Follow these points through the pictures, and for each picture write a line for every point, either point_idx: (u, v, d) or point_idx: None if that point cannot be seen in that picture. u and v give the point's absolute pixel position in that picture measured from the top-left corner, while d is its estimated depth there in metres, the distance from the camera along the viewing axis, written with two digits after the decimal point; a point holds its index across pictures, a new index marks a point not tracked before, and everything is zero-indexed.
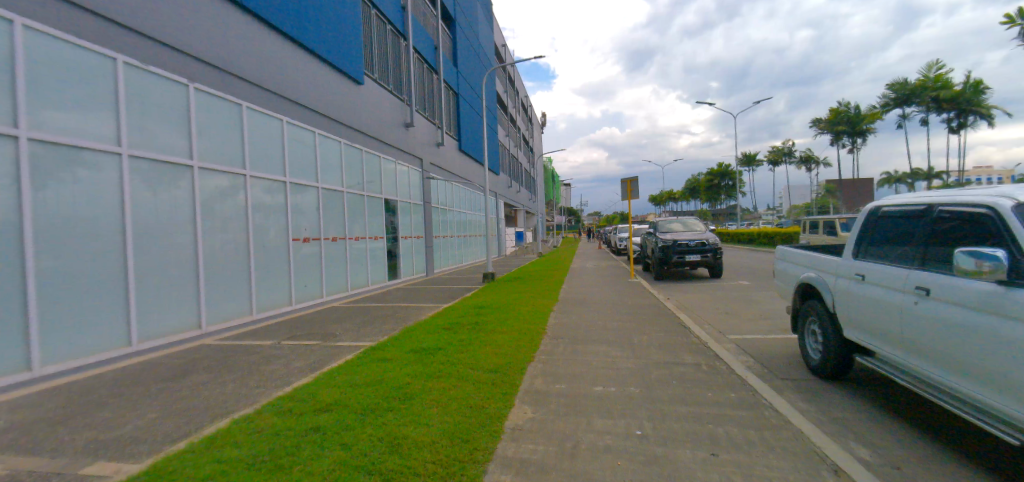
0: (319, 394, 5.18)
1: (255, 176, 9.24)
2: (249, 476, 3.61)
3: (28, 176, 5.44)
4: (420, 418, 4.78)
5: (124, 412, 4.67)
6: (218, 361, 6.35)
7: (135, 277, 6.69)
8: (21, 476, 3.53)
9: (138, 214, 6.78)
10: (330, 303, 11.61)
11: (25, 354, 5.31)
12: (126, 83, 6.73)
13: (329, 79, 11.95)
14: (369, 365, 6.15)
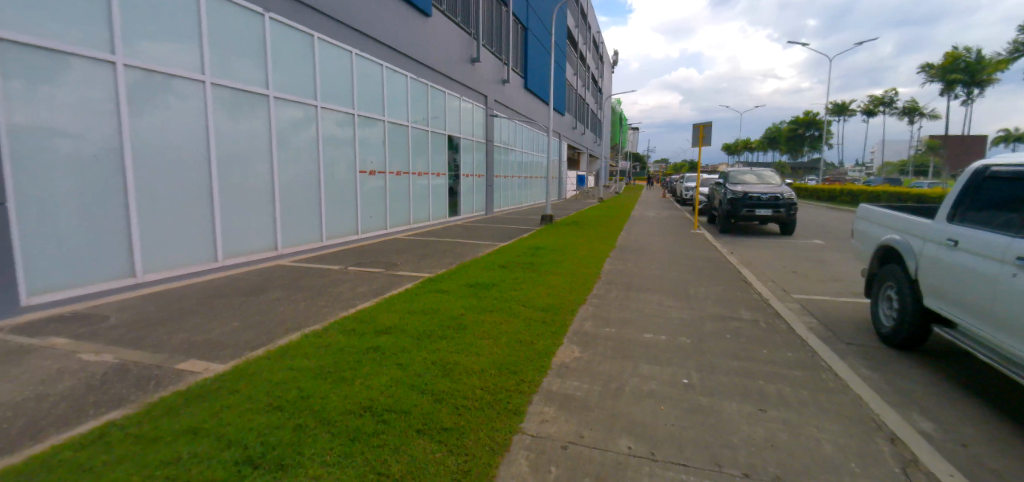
0: (379, 317, 5.54)
1: (326, 109, 9.46)
2: (315, 387, 4.05)
3: (126, 102, 5.85)
4: (471, 348, 5.01)
5: (213, 319, 5.23)
6: (292, 281, 6.89)
7: (219, 200, 7.24)
8: (131, 366, 4.12)
9: (219, 141, 7.20)
10: (393, 235, 12.12)
11: (129, 263, 6.02)
12: (207, 12, 6.91)
13: (397, 11, 11.66)
14: (426, 294, 6.44)
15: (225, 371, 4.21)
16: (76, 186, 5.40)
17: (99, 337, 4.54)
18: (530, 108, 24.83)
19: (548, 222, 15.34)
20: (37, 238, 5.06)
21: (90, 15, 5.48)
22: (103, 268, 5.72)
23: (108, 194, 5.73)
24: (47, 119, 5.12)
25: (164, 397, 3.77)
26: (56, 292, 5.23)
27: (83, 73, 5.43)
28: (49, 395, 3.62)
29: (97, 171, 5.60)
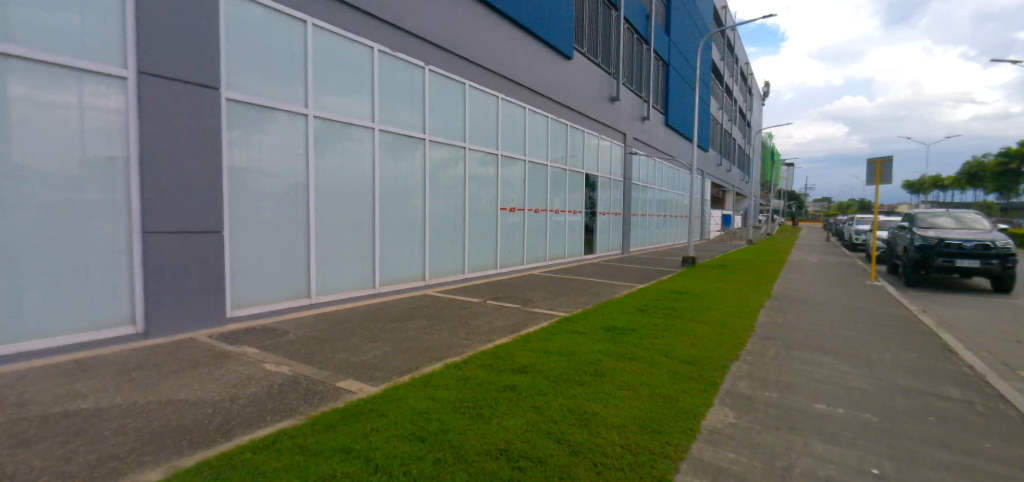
0: (515, 354, 5.47)
1: (474, 148, 10.12)
2: (454, 421, 4.01)
3: (312, 147, 6.73)
4: (609, 397, 4.62)
5: (369, 341, 5.60)
6: (435, 310, 7.22)
7: (379, 230, 7.96)
8: (301, 379, 4.54)
9: (383, 179, 7.98)
10: (531, 270, 12.38)
11: (305, 284, 6.79)
12: (379, 68, 7.81)
13: (541, 57, 12.21)
14: (561, 335, 6.23)
15: (376, 394, 4.42)
16: (273, 218, 6.26)
17: (281, 350, 5.09)
18: (671, 144, 24.00)
19: (690, 263, 14.39)
20: (242, 260, 5.93)
21: (293, 77, 6.45)
22: (286, 289, 6.50)
23: (297, 225, 6.57)
24: (258, 162, 6.06)
25: (325, 411, 4.05)
26: (250, 306, 6.04)
27: (286, 123, 6.38)
28: (240, 397, 4.13)
29: (289, 205, 6.46)
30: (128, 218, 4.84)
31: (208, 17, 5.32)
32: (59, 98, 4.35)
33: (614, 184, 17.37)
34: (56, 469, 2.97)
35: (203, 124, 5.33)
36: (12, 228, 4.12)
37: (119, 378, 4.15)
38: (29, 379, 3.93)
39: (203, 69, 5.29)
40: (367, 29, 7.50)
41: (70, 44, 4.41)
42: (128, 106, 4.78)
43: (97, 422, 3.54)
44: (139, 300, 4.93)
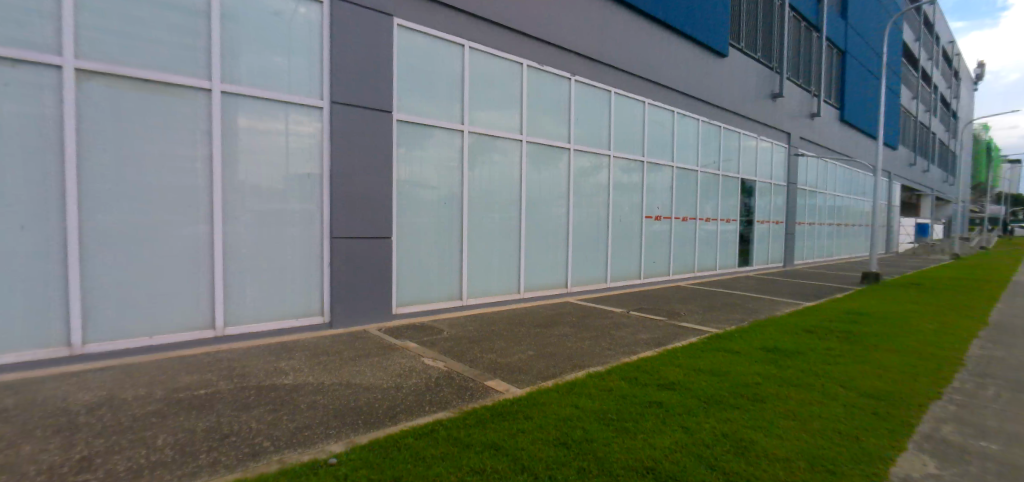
0: (662, 370, 5.25)
1: (618, 156, 9.01)
2: (598, 431, 3.89)
3: (467, 160, 6.73)
4: (770, 426, 4.08)
5: (515, 345, 5.73)
6: (580, 317, 6.99)
7: (526, 238, 7.61)
8: (454, 375, 4.88)
9: (530, 189, 7.59)
10: (678, 282, 10.66)
11: (457, 287, 6.83)
12: (528, 83, 7.47)
13: (695, 58, 10.61)
14: (712, 353, 5.80)
15: (521, 395, 4.56)
16: (431, 225, 6.47)
17: (437, 346, 5.49)
18: (847, 142, 20.26)
19: (875, 279, 12.34)
20: (405, 264, 6.26)
21: (448, 95, 6.52)
22: (442, 291, 6.67)
23: (451, 234, 6.68)
24: (419, 176, 6.30)
25: (475, 407, 4.28)
26: (412, 305, 6.36)
27: (443, 140, 6.51)
28: (403, 386, 4.56)
29: (446, 214, 6.60)
30: (320, 225, 5.59)
31: (383, 46, 5.78)
32: (273, 128, 5.23)
33: (775, 189, 14.72)
34: (268, 433, 3.61)
35: (378, 144, 5.83)
36: (240, 233, 5.09)
37: (312, 360, 4.88)
38: (250, 356, 4.81)
39: (376, 96, 5.78)
40: (519, 45, 7.25)
41: (282, 82, 5.27)
42: (322, 130, 5.54)
43: (296, 396, 4.22)
44: (327, 294, 5.66)
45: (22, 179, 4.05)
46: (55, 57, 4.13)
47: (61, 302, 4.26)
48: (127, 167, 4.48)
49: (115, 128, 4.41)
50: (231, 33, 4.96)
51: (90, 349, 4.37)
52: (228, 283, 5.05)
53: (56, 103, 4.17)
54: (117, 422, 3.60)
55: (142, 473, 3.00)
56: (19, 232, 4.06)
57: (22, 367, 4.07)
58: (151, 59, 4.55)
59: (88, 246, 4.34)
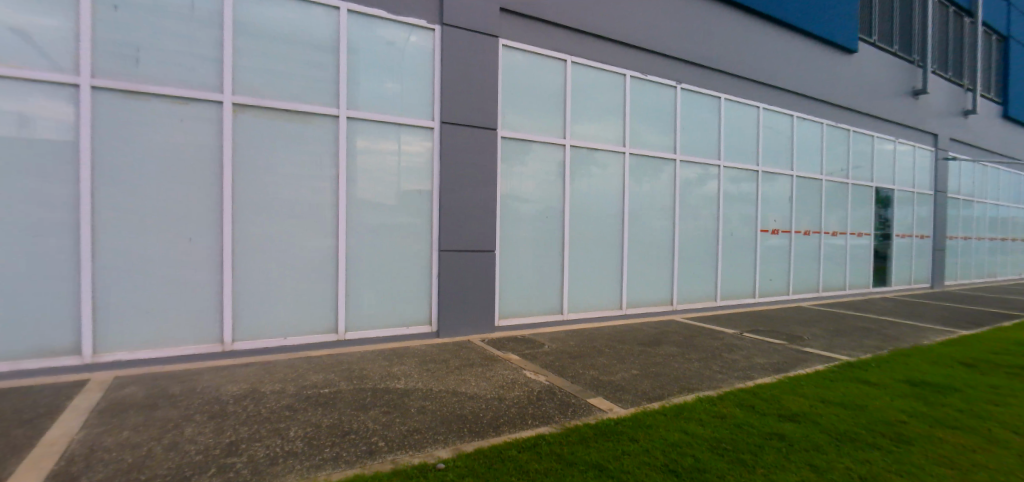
0: (784, 399, 4.72)
1: (729, 165, 8.44)
2: (711, 460, 3.53)
3: (568, 174, 6.74)
4: (925, 474, 3.40)
5: (617, 362, 5.52)
6: (688, 337, 6.57)
7: (629, 253, 7.37)
8: (556, 390, 4.80)
9: (632, 202, 7.36)
10: (798, 302, 9.65)
11: (558, 301, 6.79)
12: (631, 93, 7.32)
13: (817, 56, 9.67)
14: (842, 385, 5.10)
15: (626, 416, 4.32)
16: (533, 238, 6.54)
17: (538, 359, 5.45)
18: (1010, 142, 17.17)
19: None
20: (507, 277, 6.37)
21: (549, 110, 6.61)
22: (542, 305, 6.66)
23: (551, 248, 6.68)
24: (521, 190, 6.41)
25: (578, 423, 4.14)
26: (513, 317, 6.43)
27: (543, 154, 6.57)
28: (506, 398, 4.57)
29: (546, 228, 6.63)
30: (429, 238, 5.87)
31: (488, 64, 6.01)
32: (388, 147, 5.63)
33: (917, 198, 12.88)
34: (382, 434, 3.80)
35: (483, 159, 6.03)
36: (359, 245, 5.52)
37: (422, 366, 5.09)
38: (367, 359, 5.15)
39: (482, 114, 6.01)
40: (620, 55, 7.14)
41: (396, 105, 5.67)
42: (432, 148, 5.86)
43: (407, 399, 4.41)
44: (435, 304, 5.90)
45: (191, 199, 4.77)
46: (217, 94, 4.82)
47: (215, 304, 4.89)
48: (269, 186, 5.07)
49: (260, 153, 5.03)
50: (354, 63, 5.46)
51: (238, 346, 4.97)
52: (348, 291, 5.47)
53: (217, 133, 4.86)
54: (260, 412, 4.03)
55: (278, 461, 3.32)
56: (188, 243, 4.77)
57: (189, 359, 4.76)
58: (289, 90, 5.14)
59: (239, 256, 4.96)
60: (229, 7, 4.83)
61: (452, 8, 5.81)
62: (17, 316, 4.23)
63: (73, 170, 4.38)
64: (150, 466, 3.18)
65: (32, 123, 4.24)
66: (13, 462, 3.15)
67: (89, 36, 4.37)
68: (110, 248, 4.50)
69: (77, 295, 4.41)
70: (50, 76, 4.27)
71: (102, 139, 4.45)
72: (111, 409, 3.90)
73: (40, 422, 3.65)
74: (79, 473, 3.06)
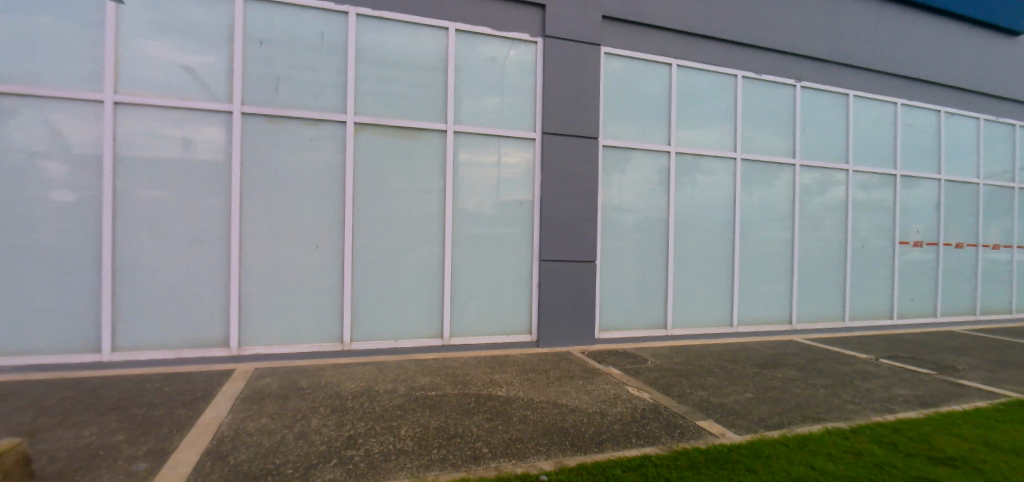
0: (935, 439, 4.00)
1: (859, 170, 7.60)
2: None
3: (673, 182, 6.49)
4: None
5: (729, 383, 5.12)
6: (814, 360, 5.94)
7: (741, 266, 6.87)
8: (660, 408, 4.52)
9: (743, 212, 6.88)
10: (947, 326, 8.35)
11: (662, 315, 6.51)
12: (743, 95, 6.90)
13: (971, 42, 8.40)
14: (1014, 428, 4.21)
15: (741, 442, 3.88)
16: (635, 249, 6.35)
17: (641, 375, 5.21)
18: None
19: None
20: (608, 288, 6.23)
21: (653, 118, 6.44)
22: (646, 318, 6.42)
23: (655, 260, 6.44)
24: (622, 200, 6.28)
25: (686, 446, 3.79)
26: (615, 331, 6.26)
27: (645, 162, 6.40)
28: (608, 412, 4.38)
29: (650, 238, 6.41)
30: (530, 248, 5.93)
31: (589, 74, 6.01)
32: (490, 160, 5.81)
33: None
34: (486, 440, 3.83)
35: (586, 169, 6.00)
36: (463, 254, 5.72)
37: (522, 375, 5.10)
38: (470, 365, 5.28)
39: (585, 123, 6.00)
40: (727, 57, 6.76)
41: (500, 119, 5.85)
42: (533, 159, 5.95)
43: (509, 408, 4.42)
44: (535, 313, 5.92)
45: (319, 210, 5.25)
46: (341, 115, 5.30)
47: (336, 308, 5.32)
48: (384, 198, 5.44)
49: (377, 168, 5.43)
50: (461, 80, 5.74)
51: (356, 346, 5.36)
52: (454, 299, 5.68)
53: (340, 150, 5.32)
54: (374, 409, 4.28)
55: (391, 457, 3.47)
56: (315, 251, 5.25)
57: (315, 356, 5.21)
58: (405, 109, 5.52)
59: (358, 263, 5.37)
60: (353, 36, 5.31)
61: (554, 21, 5.90)
62: (183, 312, 4.93)
63: (225, 186, 5.03)
64: (283, 452, 3.49)
65: (196, 147, 4.96)
66: (178, 438, 3.64)
67: (241, 70, 5.03)
68: (253, 254, 5.09)
69: (226, 295, 5.04)
70: (211, 106, 4.97)
71: (248, 159, 5.07)
72: (252, 397, 4.36)
73: (198, 404, 4.20)
74: (227, 452, 3.46)
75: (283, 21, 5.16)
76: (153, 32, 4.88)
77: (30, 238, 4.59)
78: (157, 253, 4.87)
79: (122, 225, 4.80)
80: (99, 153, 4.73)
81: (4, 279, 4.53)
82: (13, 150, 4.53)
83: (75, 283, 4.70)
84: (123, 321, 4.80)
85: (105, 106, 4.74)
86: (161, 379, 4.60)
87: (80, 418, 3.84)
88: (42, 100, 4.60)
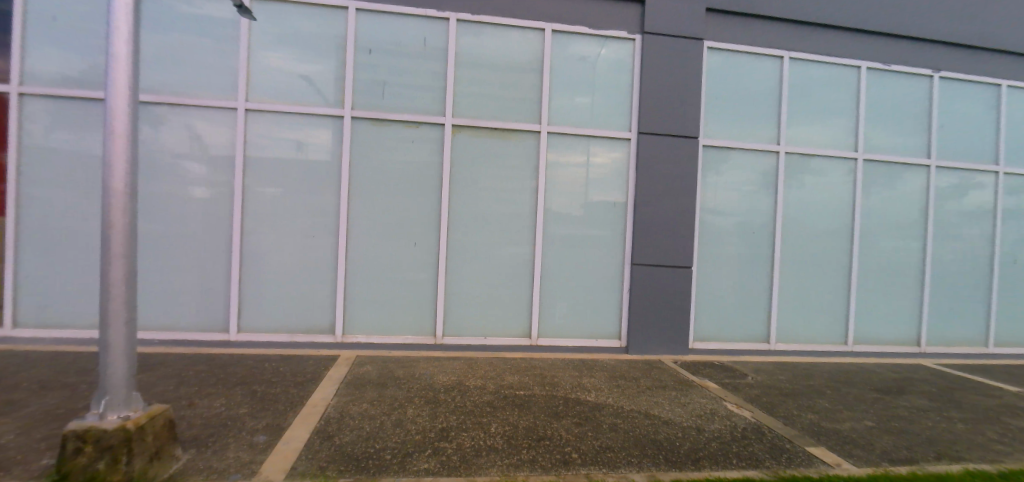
0: None
1: (1010, 172, 6.56)
2: None
3: (781, 185, 6.01)
4: None
5: (845, 408, 4.63)
6: (950, 390, 5.22)
7: (859, 278, 6.20)
8: (764, 429, 4.15)
9: (862, 218, 6.21)
10: None
11: (765, 328, 6.07)
12: (865, 89, 6.23)
13: None
14: None
15: (863, 476, 3.43)
16: (736, 256, 5.97)
17: (741, 391, 4.87)
18: None
19: None
20: (706, 296, 5.92)
21: (760, 115, 6.02)
22: (747, 330, 6.02)
23: (759, 268, 6.01)
24: (721, 203, 5.93)
25: (796, 474, 3.42)
26: (712, 342, 5.94)
27: (749, 163, 5.99)
28: (704, 429, 4.11)
29: (753, 244, 5.99)
30: (622, 251, 5.78)
31: (689, 70, 5.73)
32: (582, 160, 5.74)
33: None
34: (575, 445, 3.76)
35: (684, 169, 5.73)
36: (553, 255, 5.71)
37: (612, 382, 4.98)
38: (558, 367, 5.26)
39: (685, 121, 5.73)
40: (846, 48, 6.13)
41: (593, 119, 5.76)
42: (626, 160, 5.79)
43: (598, 414, 4.32)
44: (625, 319, 5.77)
45: (417, 208, 5.49)
46: (439, 117, 5.49)
47: (430, 302, 5.54)
48: (477, 198, 5.57)
49: (472, 168, 5.57)
50: (556, 79, 5.72)
51: (448, 341, 5.56)
52: (542, 299, 5.69)
53: (437, 151, 5.52)
54: (465, 404, 4.38)
55: (482, 453, 3.53)
56: (413, 247, 5.49)
57: (411, 347, 5.48)
58: (502, 110, 5.61)
59: (452, 260, 5.55)
60: (452, 41, 5.49)
61: (653, 16, 5.69)
62: (296, 300, 5.39)
63: (336, 185, 5.42)
64: (382, 437, 3.69)
65: (310, 149, 5.39)
66: (292, 415, 3.98)
67: (351, 77, 5.38)
68: (357, 249, 5.43)
69: (334, 286, 5.43)
70: (325, 110, 5.37)
71: (356, 160, 5.42)
72: (354, 382, 4.66)
73: (309, 385, 4.56)
74: (333, 432, 3.72)
75: (388, 29, 5.45)
76: (276, 45, 5.36)
77: (176, 230, 5.25)
78: (276, 245, 5.36)
79: (249, 219, 5.34)
80: (232, 155, 5.30)
81: (155, 264, 5.23)
82: (164, 152, 5.23)
83: (209, 271, 5.29)
84: (248, 305, 5.35)
85: (237, 112, 5.29)
86: (278, 360, 5.06)
87: (213, 389, 4.33)
88: (187, 109, 5.24)
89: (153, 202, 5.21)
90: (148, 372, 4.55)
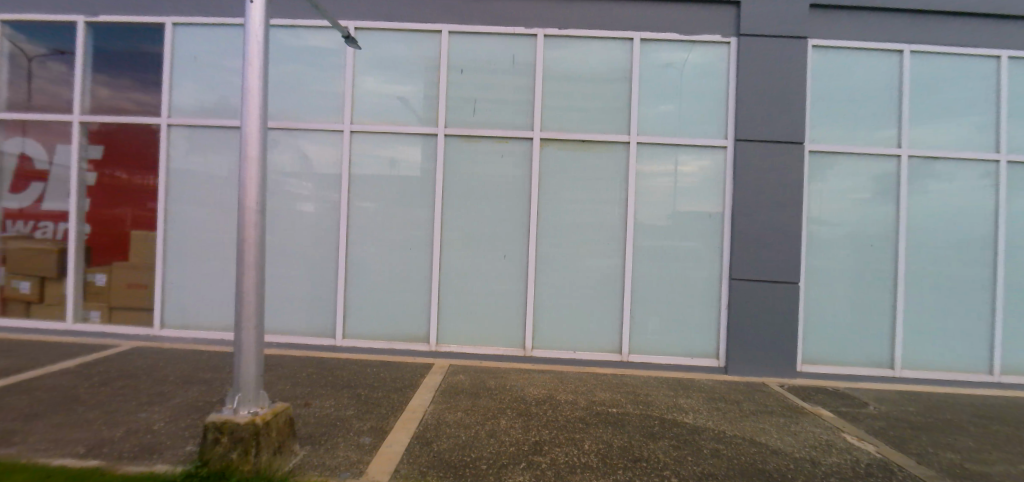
0: None
1: None
2: None
3: (904, 192, 5.43)
4: None
5: (993, 448, 4.04)
6: None
7: (1003, 297, 5.42)
8: (892, 466, 3.69)
9: (1007, 228, 5.43)
10: None
11: (886, 351, 5.50)
12: (1009, 80, 5.46)
13: None
14: None
15: None
16: (850, 271, 5.47)
17: (862, 421, 4.43)
18: None
19: None
20: (815, 314, 5.48)
21: (877, 116, 5.48)
22: (864, 354, 5.49)
23: (878, 284, 5.46)
24: (831, 213, 5.47)
25: None
26: (822, 365, 5.47)
27: (864, 168, 5.47)
28: (820, 462, 3.73)
29: (870, 258, 5.45)
30: (719, 265, 5.51)
31: (793, 71, 5.36)
32: (673, 170, 5.56)
33: None
34: (675, 469, 3.58)
35: (788, 178, 5.35)
36: (643, 268, 5.57)
37: (709, 404, 4.75)
38: (651, 386, 5.11)
39: (789, 126, 5.36)
40: (982, 36, 5.43)
41: (686, 127, 5.56)
42: (722, 169, 5.53)
43: (697, 438, 4.11)
44: (723, 337, 5.49)
45: (506, 221, 5.61)
46: (529, 131, 5.58)
47: (519, 314, 5.64)
48: (566, 211, 5.59)
49: (560, 181, 5.59)
50: (645, 88, 5.60)
51: (537, 353, 5.61)
52: (633, 314, 5.57)
53: (526, 165, 5.61)
54: (557, 418, 4.37)
55: (577, 470, 3.47)
56: (502, 260, 5.61)
57: (500, 358, 5.59)
58: (591, 122, 5.59)
59: (541, 273, 5.60)
60: (541, 56, 5.57)
61: (751, 17, 5.40)
62: (395, 310, 5.72)
63: (430, 199, 5.69)
64: (478, 447, 3.77)
65: (407, 166, 5.70)
66: (394, 419, 4.21)
67: (445, 96, 5.62)
68: (450, 261, 5.66)
69: (428, 296, 5.69)
70: (421, 129, 5.66)
71: (449, 176, 5.66)
72: (448, 391, 4.83)
73: (406, 392, 4.79)
74: (432, 439, 3.87)
75: (479, 49, 5.65)
76: (376, 70, 5.75)
77: (291, 243, 5.78)
78: (376, 257, 5.73)
79: (353, 233, 5.74)
80: (338, 174, 5.75)
81: (274, 274, 5.79)
82: (281, 172, 5.78)
83: (319, 280, 5.77)
84: (352, 313, 5.76)
85: (343, 134, 5.73)
86: (380, 366, 5.39)
87: (323, 391, 4.69)
88: (300, 132, 5.76)
89: (272, 218, 5.79)
90: (268, 372, 5.04)
